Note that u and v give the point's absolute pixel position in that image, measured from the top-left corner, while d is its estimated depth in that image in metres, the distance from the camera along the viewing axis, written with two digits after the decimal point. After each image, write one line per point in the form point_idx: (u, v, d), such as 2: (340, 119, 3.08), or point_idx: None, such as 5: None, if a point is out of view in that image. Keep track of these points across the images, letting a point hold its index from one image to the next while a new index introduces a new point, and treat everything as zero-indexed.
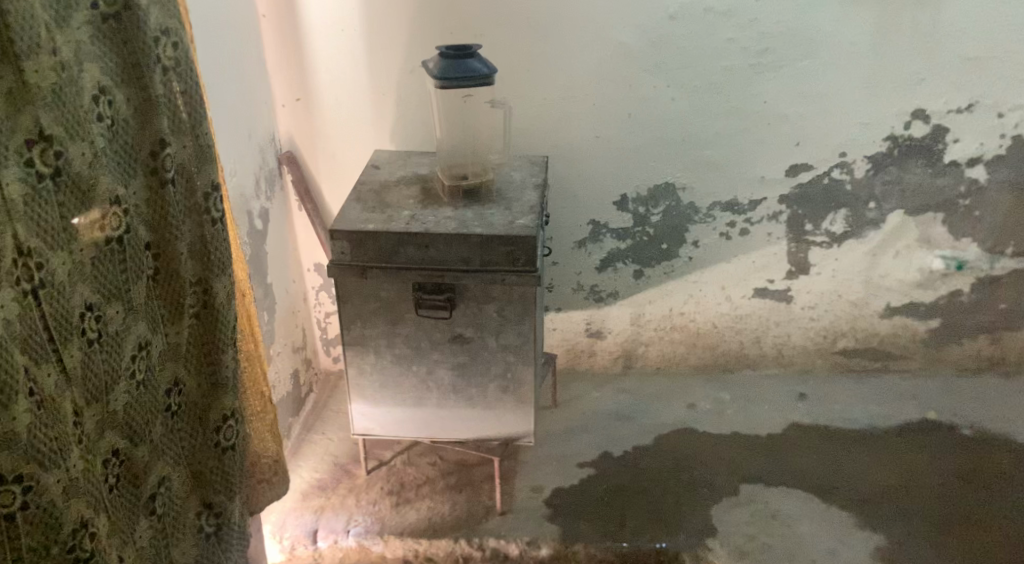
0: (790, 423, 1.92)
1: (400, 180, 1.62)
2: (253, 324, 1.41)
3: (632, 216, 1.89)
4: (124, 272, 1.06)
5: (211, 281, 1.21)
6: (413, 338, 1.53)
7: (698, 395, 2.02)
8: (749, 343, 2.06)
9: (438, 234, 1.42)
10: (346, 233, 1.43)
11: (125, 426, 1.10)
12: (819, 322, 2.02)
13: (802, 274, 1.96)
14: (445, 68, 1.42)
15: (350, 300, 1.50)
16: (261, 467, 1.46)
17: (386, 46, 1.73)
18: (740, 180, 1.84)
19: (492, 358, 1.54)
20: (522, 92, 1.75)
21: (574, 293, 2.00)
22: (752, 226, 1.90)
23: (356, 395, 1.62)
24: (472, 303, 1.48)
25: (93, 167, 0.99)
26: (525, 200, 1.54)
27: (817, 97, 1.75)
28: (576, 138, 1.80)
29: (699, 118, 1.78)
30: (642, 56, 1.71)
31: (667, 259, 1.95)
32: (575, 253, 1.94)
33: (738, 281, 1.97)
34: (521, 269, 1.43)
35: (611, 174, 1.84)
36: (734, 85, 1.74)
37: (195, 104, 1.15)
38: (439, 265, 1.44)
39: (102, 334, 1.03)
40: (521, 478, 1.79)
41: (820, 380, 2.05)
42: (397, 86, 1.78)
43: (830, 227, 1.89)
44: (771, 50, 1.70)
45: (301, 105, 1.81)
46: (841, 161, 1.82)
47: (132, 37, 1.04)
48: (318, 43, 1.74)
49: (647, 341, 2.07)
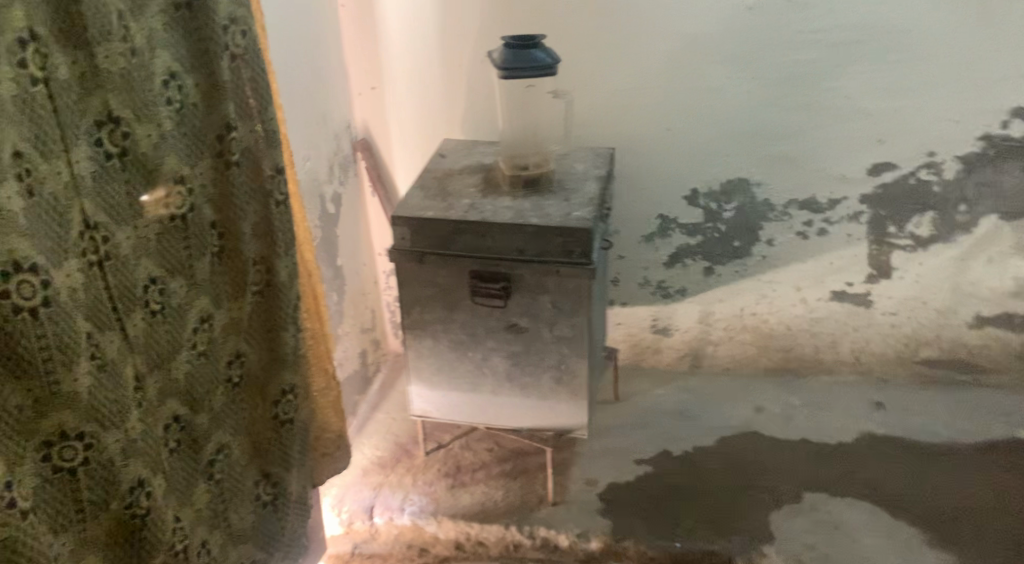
0: (862, 433, 1.83)
1: (464, 169, 1.65)
2: (320, 303, 1.46)
3: (703, 211, 1.85)
4: (188, 248, 1.13)
5: (274, 260, 1.27)
6: (469, 325, 1.56)
7: (766, 398, 1.96)
8: (824, 347, 1.97)
9: (494, 223, 1.44)
10: (407, 219, 1.48)
11: (186, 393, 1.16)
12: (900, 329, 1.91)
13: (883, 278, 1.86)
14: (508, 58, 1.43)
15: (408, 284, 1.55)
16: (323, 441, 1.51)
17: (458, 37, 1.76)
18: (818, 178, 1.77)
19: (546, 349, 1.55)
20: (590, 83, 1.74)
21: (640, 288, 1.98)
22: (831, 226, 1.82)
23: (414, 378, 1.66)
24: (526, 293, 1.49)
25: (158, 149, 1.05)
26: (585, 191, 1.54)
27: (902, 92, 1.66)
28: (647, 130, 1.77)
29: (776, 113, 1.72)
30: (717, 47, 1.67)
31: (739, 256, 1.89)
32: (642, 247, 1.92)
33: (814, 283, 1.89)
34: (576, 261, 1.44)
35: (682, 168, 1.81)
36: (812, 79, 1.67)
37: (263, 90, 1.20)
38: (495, 253, 1.47)
39: (165, 306, 1.10)
40: (575, 470, 1.78)
41: (899, 390, 1.94)
42: (467, 76, 1.81)
43: (915, 229, 1.79)
44: (854, 42, 1.63)
45: (376, 94, 1.87)
46: (929, 161, 1.71)
47: (202, 26, 1.10)
48: (393, 34, 1.79)
49: (715, 340, 2.02)
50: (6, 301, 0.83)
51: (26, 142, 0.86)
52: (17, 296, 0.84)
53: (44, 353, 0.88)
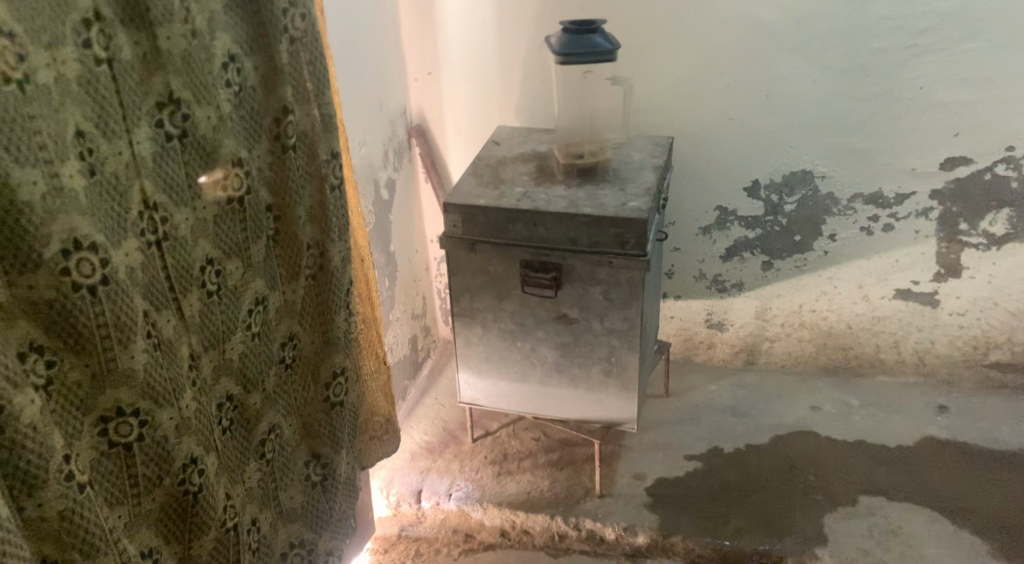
0: (924, 436, 1.76)
1: (518, 157, 1.64)
2: (371, 288, 1.46)
3: (764, 204, 1.80)
4: (244, 230, 1.14)
5: (327, 244, 1.28)
6: (519, 314, 1.55)
7: (822, 398, 1.90)
8: (886, 347, 1.90)
9: (547, 212, 1.43)
10: (459, 207, 1.48)
11: (239, 373, 1.18)
12: (969, 331, 1.82)
13: (952, 277, 1.78)
14: (567, 43, 1.40)
15: (459, 272, 1.55)
16: (373, 424, 1.51)
17: (516, 22, 1.75)
18: (886, 171, 1.71)
19: (596, 341, 1.53)
20: (649, 71, 1.71)
21: (694, 282, 1.94)
22: (898, 222, 1.75)
23: (463, 365, 1.66)
24: (578, 284, 1.48)
25: (217, 131, 1.06)
26: (641, 181, 1.51)
27: (980, 82, 1.58)
28: (706, 120, 1.73)
29: (843, 103, 1.66)
30: (783, 35, 1.61)
31: (800, 251, 1.84)
32: (698, 239, 1.88)
33: (878, 281, 1.83)
34: (630, 252, 1.42)
35: (742, 159, 1.76)
36: (883, 68, 1.61)
37: (320, 74, 1.21)
38: (547, 243, 1.46)
39: (221, 287, 1.11)
40: (623, 463, 1.76)
41: (965, 395, 1.85)
42: (524, 62, 1.79)
43: (988, 227, 1.71)
44: (930, 30, 1.56)
45: (432, 80, 1.86)
46: (1007, 156, 1.63)
47: (261, 9, 1.11)
48: (451, 20, 1.78)
49: (771, 337, 1.97)
50: (66, 279, 0.85)
51: (89, 121, 0.88)
52: (76, 274, 0.86)
53: (102, 331, 0.89)
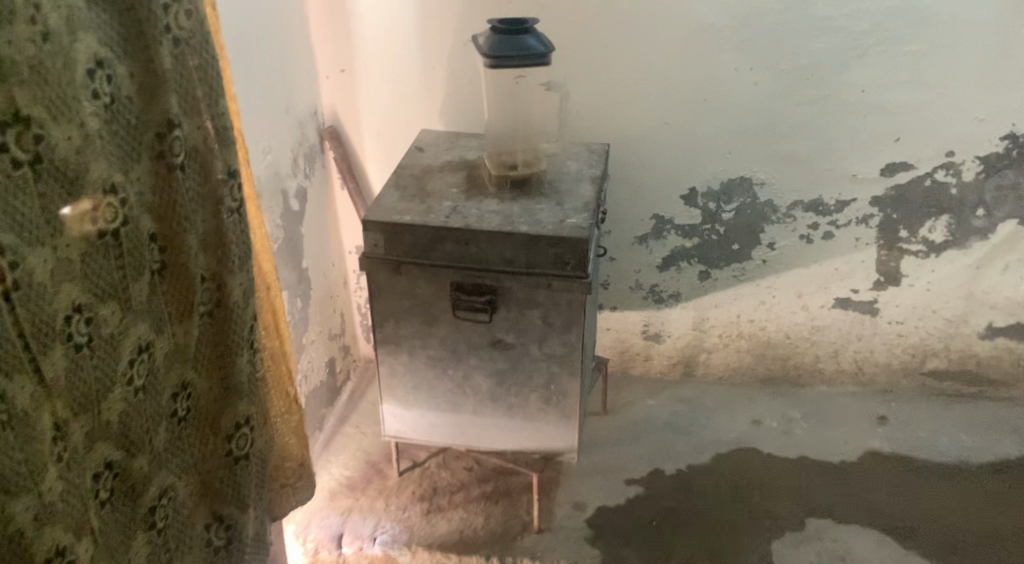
0: (867, 450, 1.71)
1: (444, 166, 1.50)
2: (280, 319, 1.29)
3: (701, 212, 1.71)
4: (121, 269, 0.96)
5: (225, 277, 1.11)
6: (449, 340, 1.41)
7: (763, 411, 1.83)
8: (825, 356, 1.84)
9: (480, 230, 1.30)
10: (380, 224, 1.33)
11: (120, 436, 0.99)
12: (907, 339, 1.78)
13: (891, 285, 1.73)
14: (496, 45, 1.27)
15: (382, 295, 1.40)
16: (283, 471, 1.35)
17: (439, 16, 1.60)
18: (827, 177, 1.64)
19: (534, 368, 1.41)
20: (583, 71, 1.58)
21: (631, 293, 1.84)
22: (838, 230, 1.69)
23: (387, 396, 1.51)
24: (514, 308, 1.36)
25: (82, 154, 0.88)
26: (579, 194, 1.40)
27: (923, 85, 1.53)
28: (642, 123, 1.62)
29: (785, 106, 1.58)
30: (724, 34, 1.52)
31: (739, 260, 1.76)
32: (635, 249, 1.78)
33: (818, 289, 1.77)
34: (570, 273, 1.30)
35: (681, 166, 1.67)
36: (827, 70, 1.53)
37: (212, 82, 1.03)
38: (479, 264, 1.33)
39: (93, 339, 0.93)
40: (562, 491, 1.65)
41: (904, 403, 1.82)
42: (448, 60, 1.64)
43: (928, 234, 1.66)
44: (874, 31, 1.49)
45: (345, 78, 1.69)
46: (947, 162, 1.59)
47: (136, 5, 0.92)
48: (366, 12, 1.61)
49: (709, 348, 1.89)
50: None
51: None
52: None
53: None
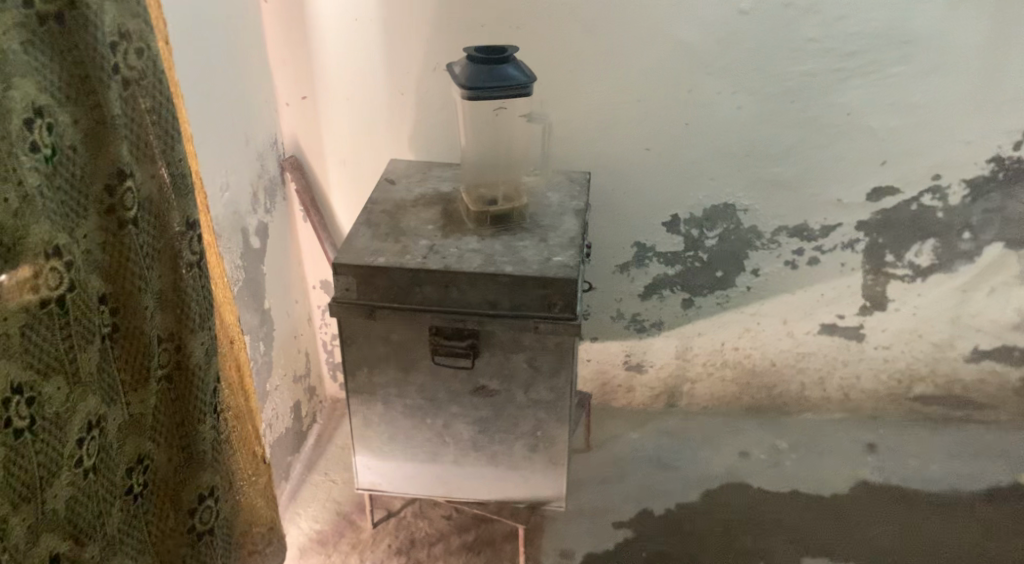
0: (857, 481, 1.67)
1: (418, 200, 1.41)
2: (245, 373, 1.18)
3: (684, 239, 1.65)
4: (68, 340, 0.85)
5: (185, 337, 1.00)
6: (428, 387, 1.32)
7: (750, 442, 1.78)
8: (811, 384, 1.80)
9: (461, 272, 1.21)
10: (353, 267, 1.23)
11: (69, 525, 0.88)
12: (893, 364, 1.75)
13: (877, 310, 1.69)
14: (473, 75, 1.20)
15: (355, 342, 1.30)
16: (252, 537, 1.23)
17: (407, 40, 1.51)
18: (812, 202, 1.59)
19: (519, 414, 1.33)
20: (561, 96, 1.51)
21: (612, 322, 1.77)
22: (823, 255, 1.64)
23: (361, 447, 1.41)
24: (497, 352, 1.27)
25: (20, 216, 0.78)
26: (563, 229, 1.32)
27: (910, 109, 1.49)
28: (623, 149, 1.56)
29: (769, 130, 1.52)
30: (704, 57, 1.46)
31: (722, 287, 1.71)
32: (615, 278, 1.71)
33: (803, 315, 1.72)
34: (557, 315, 1.23)
35: (662, 193, 1.60)
36: (812, 93, 1.48)
37: (167, 125, 0.93)
38: (460, 307, 1.24)
39: (35, 421, 0.82)
40: (547, 538, 1.57)
41: (891, 430, 1.78)
42: (417, 86, 1.56)
43: (915, 258, 1.63)
44: (860, 53, 1.44)
45: (307, 105, 1.59)
46: (934, 185, 1.55)
47: (79, 43, 0.83)
48: (328, 36, 1.52)
49: (692, 378, 1.83)
50: None
51: None
52: None
53: None
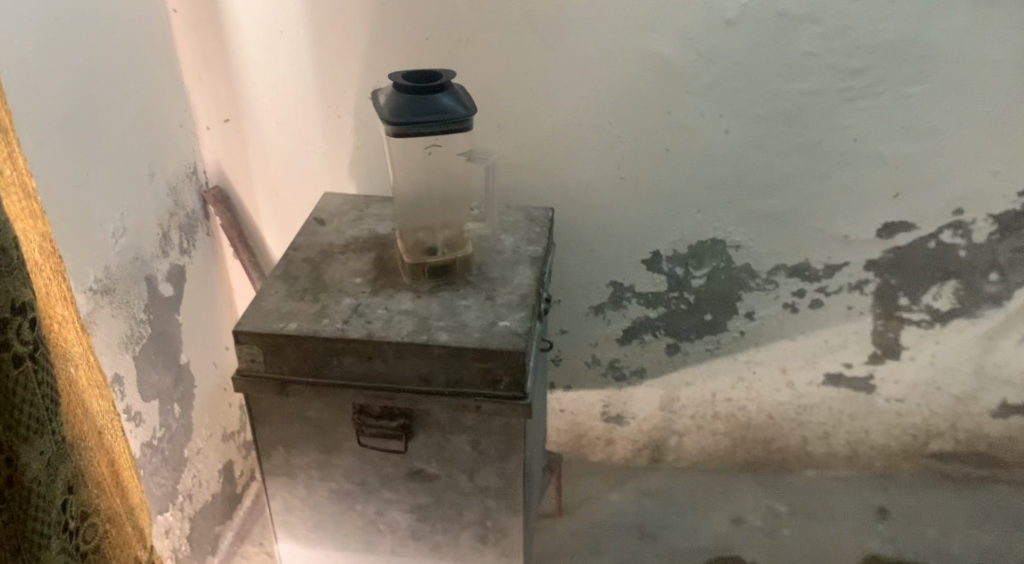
0: (867, 556, 1.46)
1: (349, 245, 1.20)
2: (121, 467, 0.98)
3: (667, 278, 1.44)
4: None
5: (16, 448, 0.79)
6: (356, 471, 1.12)
7: (744, 506, 1.57)
8: (814, 438, 1.59)
9: (386, 342, 1.00)
10: (257, 335, 1.02)
11: None
12: (908, 419, 1.54)
13: (890, 358, 1.48)
14: (400, 106, 0.99)
15: (267, 419, 1.09)
16: None
17: (340, 56, 1.29)
18: (814, 238, 1.37)
19: (464, 502, 1.12)
20: (520, 120, 1.30)
21: (588, 370, 1.56)
22: (828, 297, 1.43)
23: (283, 534, 1.20)
24: (435, 433, 1.06)
25: None
26: (515, 283, 1.12)
27: (928, 133, 1.27)
28: (593, 178, 1.34)
29: (764, 157, 1.30)
30: (686, 74, 1.24)
31: (711, 332, 1.49)
32: (589, 320, 1.49)
33: (805, 364, 1.50)
34: (504, 393, 1.02)
35: (641, 228, 1.39)
36: (812, 116, 1.27)
37: None
38: (387, 382, 1.03)
39: None
40: None
41: (905, 492, 1.57)
42: (356, 108, 1.34)
43: (932, 301, 1.42)
44: (868, 69, 1.22)
45: (231, 128, 1.38)
46: (956, 220, 1.34)
47: None
48: (250, 51, 1.31)
49: (680, 430, 1.62)
50: None
51: None
52: None
53: None
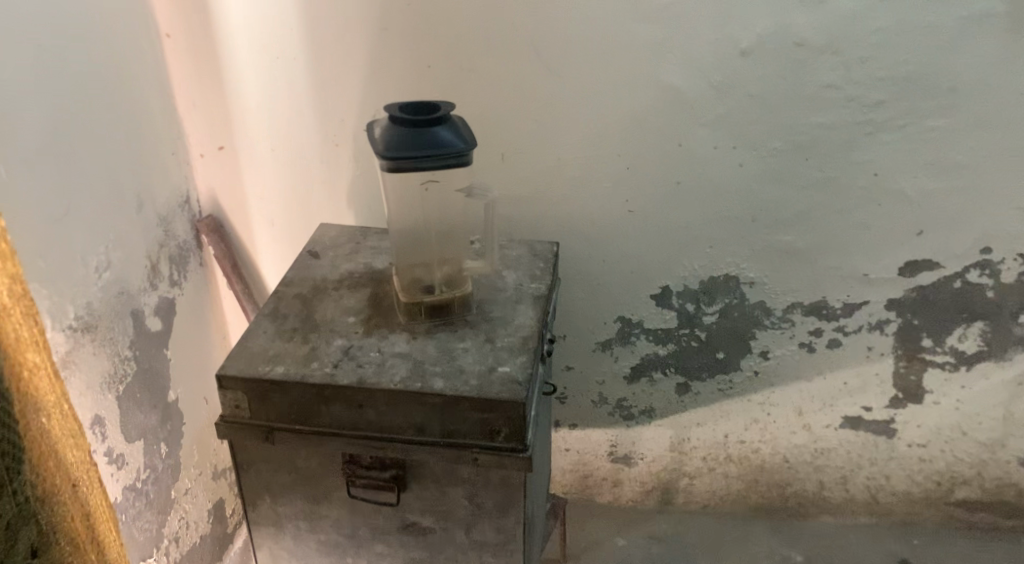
0: None
1: (343, 280, 1.15)
2: (97, 520, 0.91)
3: (678, 314, 1.37)
4: None
5: None
6: (346, 523, 1.05)
7: (757, 554, 1.49)
8: (832, 483, 1.51)
9: (377, 389, 0.94)
10: (242, 380, 0.96)
11: None
12: (931, 465, 1.46)
13: (912, 402, 1.41)
14: (397, 138, 0.94)
15: (253, 466, 1.03)
16: None
17: (337, 83, 1.24)
18: (832, 276, 1.31)
19: (461, 557, 1.06)
20: (523, 151, 1.25)
21: (594, 408, 1.49)
22: (846, 338, 1.36)
23: None
24: (429, 484, 1.00)
25: None
26: (517, 324, 1.06)
27: (954, 169, 1.21)
28: (601, 212, 1.29)
29: (780, 191, 1.24)
30: (698, 104, 1.19)
31: (724, 371, 1.42)
32: (596, 357, 1.43)
33: (822, 406, 1.43)
34: (502, 445, 0.95)
35: (650, 263, 1.33)
36: (831, 150, 1.21)
37: None
38: (379, 431, 0.97)
39: None
40: None
41: (928, 542, 1.49)
42: (355, 137, 1.29)
43: (957, 343, 1.35)
44: (889, 102, 1.17)
45: (225, 156, 1.33)
46: (983, 260, 1.27)
47: None
48: (245, 76, 1.26)
49: (690, 473, 1.54)
50: None
51: None
52: None
53: None
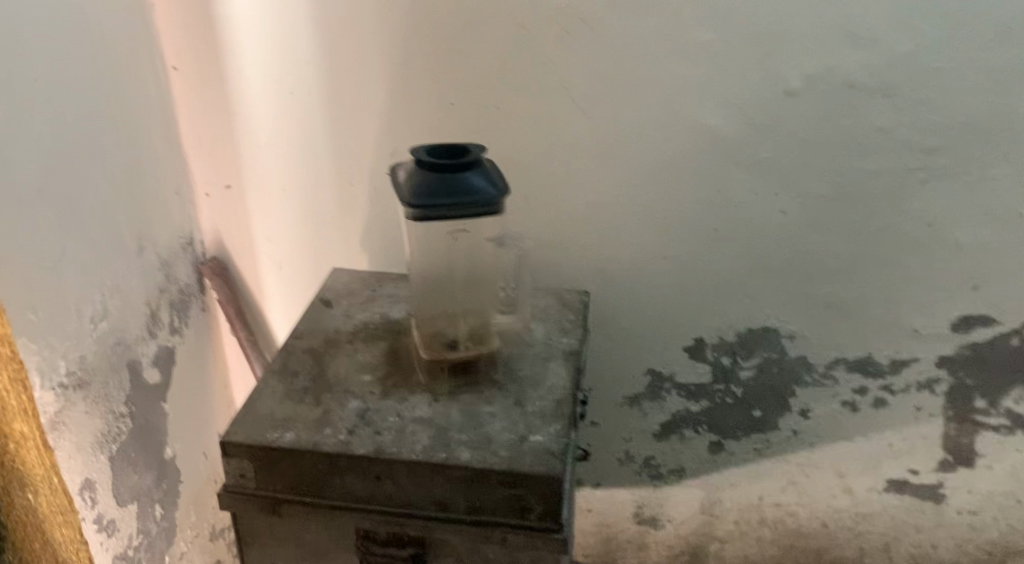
0: None
1: (358, 333, 1.06)
2: None
3: (712, 368, 1.28)
4: None
5: None
6: None
7: None
8: (874, 551, 1.41)
9: (397, 460, 0.85)
10: (247, 447, 0.87)
11: None
12: (982, 534, 1.37)
13: (963, 467, 1.31)
14: (422, 186, 0.86)
15: (257, 540, 0.93)
16: None
17: (353, 121, 1.17)
18: (880, 331, 1.22)
19: None
20: (551, 194, 1.17)
21: (620, 467, 1.39)
22: (893, 397, 1.27)
23: None
24: None
25: None
26: (548, 386, 0.97)
27: (1014, 220, 1.13)
28: (632, 260, 1.20)
29: (826, 241, 1.16)
30: (740, 148, 1.11)
31: (760, 430, 1.33)
32: (623, 412, 1.34)
33: (865, 468, 1.34)
34: (534, 525, 0.86)
35: (684, 314, 1.24)
36: (882, 198, 1.13)
37: None
38: (397, 506, 0.87)
39: None
40: None
41: None
42: (371, 179, 1.20)
43: (1013, 405, 1.26)
44: (945, 149, 1.09)
45: (232, 196, 1.26)
46: None
47: None
48: (255, 113, 1.19)
49: (721, 537, 1.45)
50: None
51: None
52: None
53: None
